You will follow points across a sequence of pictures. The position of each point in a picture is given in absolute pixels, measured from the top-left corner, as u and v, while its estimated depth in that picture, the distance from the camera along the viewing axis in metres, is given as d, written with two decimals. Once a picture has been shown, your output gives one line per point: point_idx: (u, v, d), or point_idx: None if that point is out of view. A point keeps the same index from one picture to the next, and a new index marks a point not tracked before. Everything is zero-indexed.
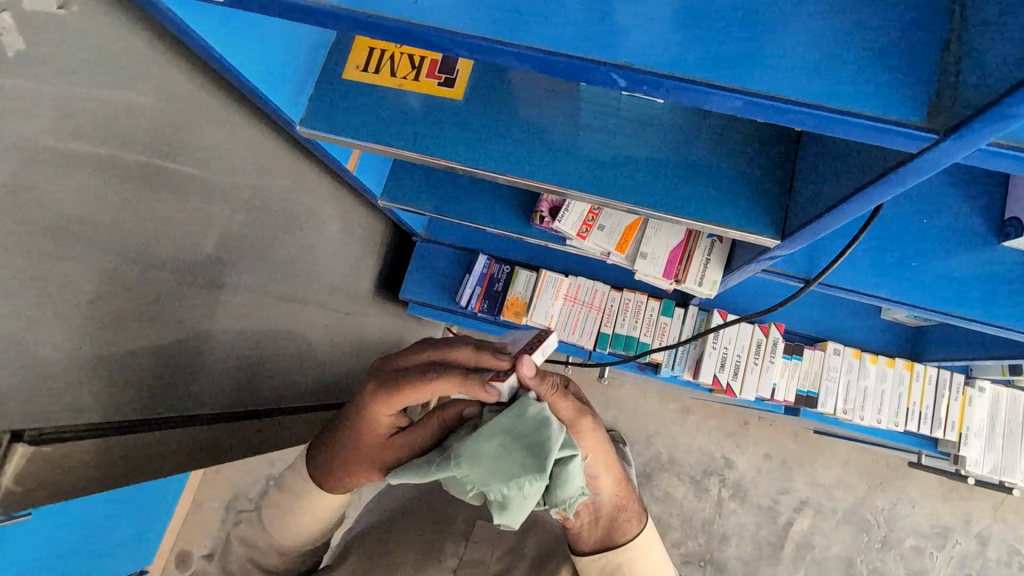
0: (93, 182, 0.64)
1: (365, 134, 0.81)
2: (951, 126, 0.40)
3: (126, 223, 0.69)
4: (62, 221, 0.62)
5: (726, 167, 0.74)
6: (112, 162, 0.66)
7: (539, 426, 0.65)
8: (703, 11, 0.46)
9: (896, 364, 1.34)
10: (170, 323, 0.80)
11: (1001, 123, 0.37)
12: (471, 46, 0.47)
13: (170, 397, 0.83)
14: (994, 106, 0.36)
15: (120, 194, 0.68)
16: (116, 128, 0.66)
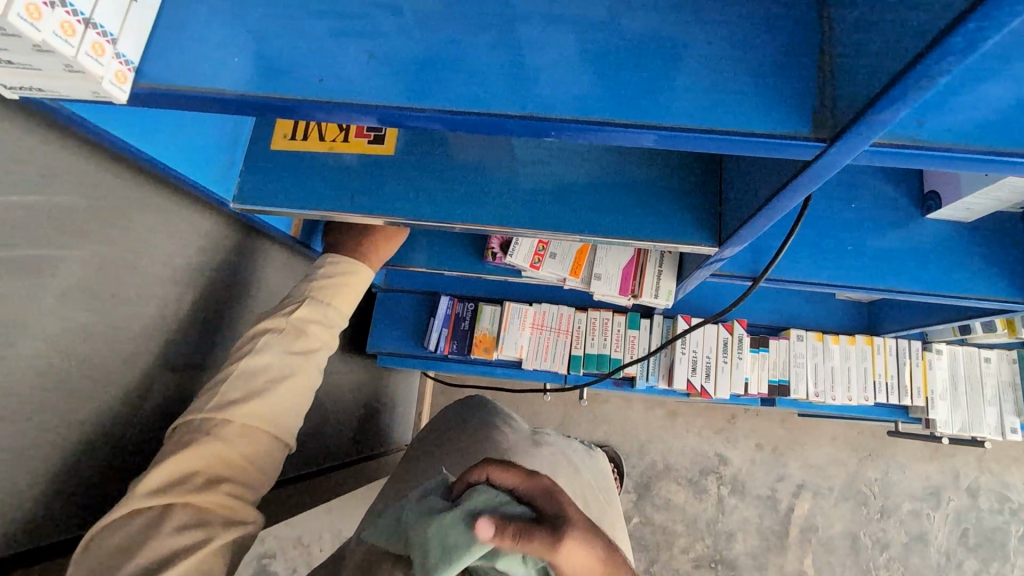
0: (24, 294, 0.62)
1: (301, 201, 0.80)
2: (833, 134, 0.43)
3: (67, 328, 0.67)
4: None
5: (656, 185, 0.77)
6: (42, 270, 0.64)
7: (442, 537, 0.50)
8: (601, 51, 0.48)
9: (857, 341, 1.38)
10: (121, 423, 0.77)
11: (875, 128, 0.39)
12: (384, 115, 0.48)
13: (128, 495, 0.80)
14: (867, 114, 0.39)
15: (54, 301, 0.66)
16: (41, 237, 0.63)
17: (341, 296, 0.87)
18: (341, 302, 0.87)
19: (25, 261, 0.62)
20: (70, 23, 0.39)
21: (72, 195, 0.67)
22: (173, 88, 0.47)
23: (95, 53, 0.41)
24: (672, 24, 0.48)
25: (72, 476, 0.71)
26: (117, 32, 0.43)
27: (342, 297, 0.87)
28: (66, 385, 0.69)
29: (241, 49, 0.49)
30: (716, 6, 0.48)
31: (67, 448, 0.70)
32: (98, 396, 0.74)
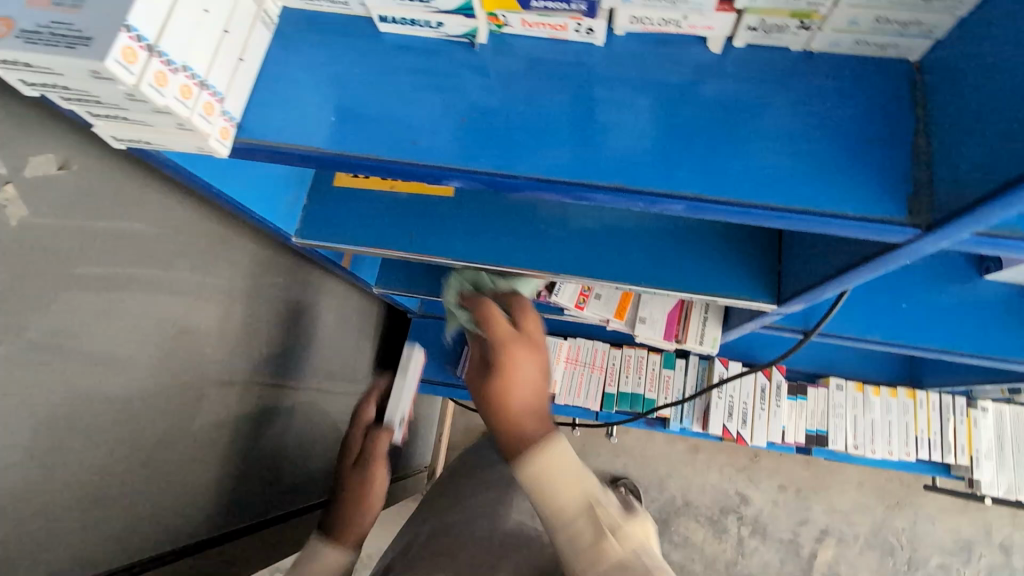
0: (100, 331, 0.63)
1: (360, 239, 0.80)
2: (931, 223, 0.42)
3: (132, 362, 0.68)
4: (66, 374, 0.59)
5: (716, 239, 0.76)
6: (116, 303, 0.64)
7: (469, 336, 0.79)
8: (691, 124, 0.48)
9: (899, 394, 1.35)
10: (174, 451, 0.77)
11: (980, 223, 0.39)
12: (474, 179, 0.49)
13: (173, 522, 0.79)
14: (972, 212, 0.38)
15: (124, 332, 0.66)
16: (119, 270, 0.64)
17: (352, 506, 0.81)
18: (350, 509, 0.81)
19: (103, 300, 0.62)
20: (188, 87, 0.39)
21: (150, 228, 0.68)
22: (268, 145, 0.48)
23: (205, 113, 0.42)
24: (763, 101, 0.48)
25: (126, 504, 0.71)
26: (224, 92, 0.44)
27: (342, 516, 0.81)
28: (128, 418, 0.69)
29: (335, 108, 0.50)
30: (809, 84, 0.48)
31: (128, 481, 0.70)
32: (154, 427, 0.74)
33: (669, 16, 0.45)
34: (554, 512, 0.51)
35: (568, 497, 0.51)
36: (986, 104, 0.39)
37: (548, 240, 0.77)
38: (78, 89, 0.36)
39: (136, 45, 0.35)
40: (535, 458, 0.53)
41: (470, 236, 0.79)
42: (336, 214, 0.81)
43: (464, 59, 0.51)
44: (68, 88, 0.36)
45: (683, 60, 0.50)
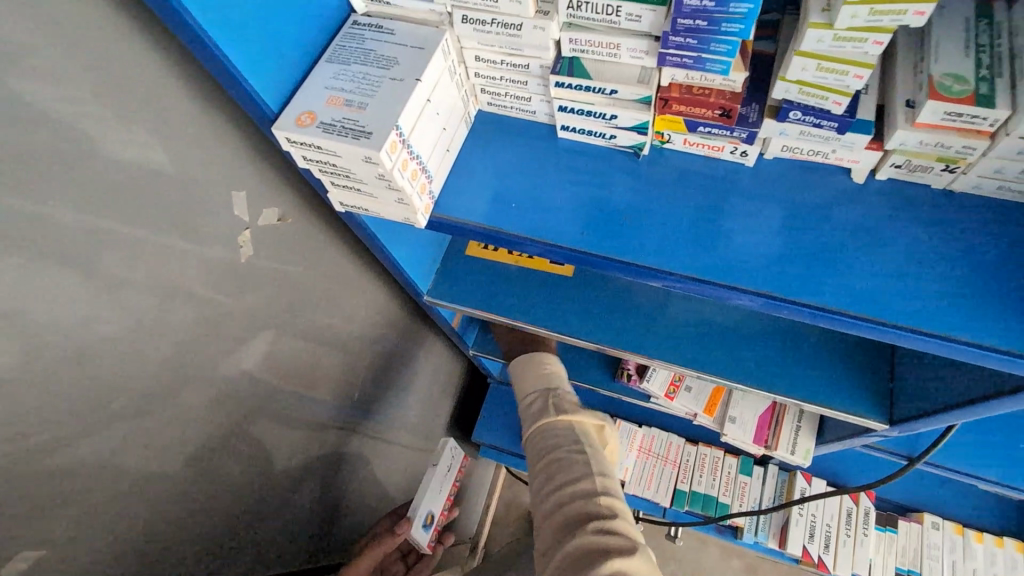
0: (260, 355, 0.72)
1: (482, 303, 0.87)
2: None
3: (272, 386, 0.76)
4: (222, 385, 0.68)
5: (827, 349, 0.78)
6: (276, 332, 0.74)
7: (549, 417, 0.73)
8: (830, 243, 0.53)
9: (1007, 545, 1.22)
10: (275, 470, 0.83)
11: None
12: (627, 268, 0.55)
13: (264, 541, 0.85)
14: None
15: (273, 357, 0.75)
16: (285, 303, 0.74)
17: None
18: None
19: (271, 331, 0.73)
20: (416, 170, 0.49)
21: (313, 274, 0.78)
22: (452, 220, 0.57)
23: (420, 190, 0.52)
24: (900, 230, 0.52)
25: (235, 514, 0.77)
26: (434, 175, 0.54)
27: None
28: (257, 434, 0.77)
29: (508, 194, 0.58)
30: (952, 217, 0.52)
31: (242, 495, 0.78)
32: (271, 448, 0.81)
33: (820, 148, 0.51)
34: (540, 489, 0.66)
35: (557, 452, 0.67)
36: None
37: (657, 329, 0.83)
38: (342, 166, 0.46)
39: (398, 139, 0.45)
40: (533, 415, 0.74)
41: (584, 314, 0.85)
42: (464, 280, 0.90)
43: (624, 165, 0.59)
44: (333, 164, 0.47)
45: (826, 185, 0.55)
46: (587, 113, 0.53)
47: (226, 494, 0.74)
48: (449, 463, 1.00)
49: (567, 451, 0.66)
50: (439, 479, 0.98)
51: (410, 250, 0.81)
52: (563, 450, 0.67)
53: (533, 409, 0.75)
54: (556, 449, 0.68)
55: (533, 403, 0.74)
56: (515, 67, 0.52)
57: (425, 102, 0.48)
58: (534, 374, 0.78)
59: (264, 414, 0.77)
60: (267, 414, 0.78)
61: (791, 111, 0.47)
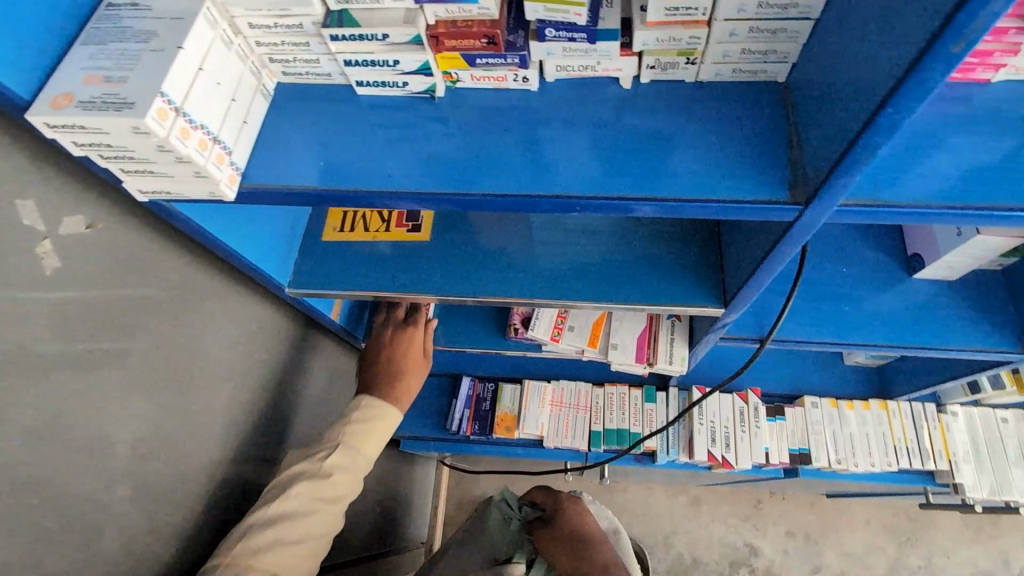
0: (106, 376, 0.68)
1: (346, 284, 0.94)
2: (807, 197, 0.53)
3: (132, 408, 0.72)
4: (62, 414, 0.63)
5: (659, 258, 0.89)
6: (120, 349, 0.70)
7: None
8: (613, 144, 0.60)
9: (871, 406, 1.40)
10: (165, 500, 0.78)
11: (838, 190, 0.49)
12: (438, 200, 0.59)
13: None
14: (828, 181, 0.48)
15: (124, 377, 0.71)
16: (123, 317, 0.70)
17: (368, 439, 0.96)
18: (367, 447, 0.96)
19: (116, 346, 0.69)
20: (204, 140, 0.49)
21: (149, 286, 0.74)
22: (275, 187, 0.59)
23: (217, 162, 0.51)
24: (668, 122, 0.60)
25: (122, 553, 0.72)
26: (232, 146, 0.54)
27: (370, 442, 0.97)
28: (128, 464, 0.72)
29: (326, 155, 0.61)
30: (707, 103, 0.60)
31: (129, 531, 0.73)
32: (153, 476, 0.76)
33: (586, 62, 0.57)
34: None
35: None
36: (826, 100, 0.50)
37: (511, 274, 0.92)
38: (118, 144, 0.46)
39: (167, 106, 0.45)
40: None
41: (444, 274, 0.94)
42: (325, 266, 0.95)
43: (431, 113, 0.63)
44: (109, 144, 0.46)
45: (604, 96, 0.62)
46: (372, 63, 0.55)
47: (104, 533, 0.69)
48: None
49: None
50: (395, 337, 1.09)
51: (256, 242, 0.81)
52: None
53: None
54: None
55: None
56: (290, 29, 0.53)
57: (197, 70, 0.48)
58: None
59: (131, 438, 0.72)
60: (135, 440, 0.73)
61: (546, 29, 0.53)
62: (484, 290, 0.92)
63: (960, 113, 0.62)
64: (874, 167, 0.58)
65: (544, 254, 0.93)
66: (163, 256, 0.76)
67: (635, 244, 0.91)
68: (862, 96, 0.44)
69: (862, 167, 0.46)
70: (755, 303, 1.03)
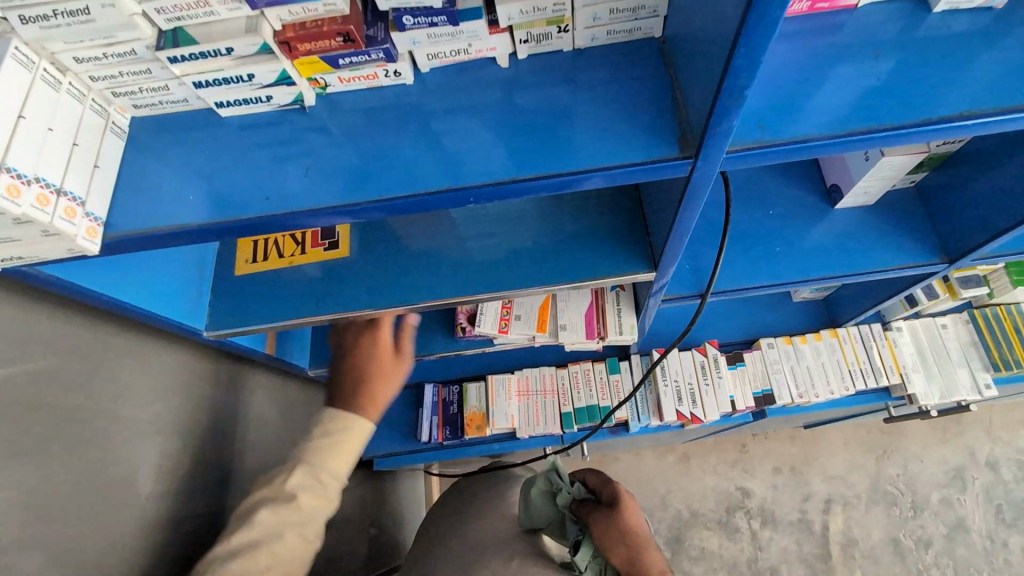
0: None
1: (271, 315, 0.89)
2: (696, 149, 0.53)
3: (34, 496, 0.67)
4: None
5: (586, 232, 0.88)
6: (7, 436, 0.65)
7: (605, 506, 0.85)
8: (505, 125, 0.58)
9: (823, 336, 1.43)
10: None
11: (720, 138, 0.49)
12: (329, 215, 0.57)
13: None
14: (707, 130, 0.48)
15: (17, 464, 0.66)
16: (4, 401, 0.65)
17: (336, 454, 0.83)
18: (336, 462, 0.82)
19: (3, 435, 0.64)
20: (44, 195, 0.44)
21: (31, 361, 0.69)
22: (153, 232, 0.55)
23: (68, 215, 0.47)
24: (557, 96, 0.59)
25: None
26: (84, 195, 0.49)
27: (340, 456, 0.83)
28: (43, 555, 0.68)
29: (206, 187, 0.58)
30: (590, 70, 0.59)
31: None
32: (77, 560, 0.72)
33: (457, 45, 0.57)
34: (585, 508, 0.88)
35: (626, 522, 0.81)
36: (694, 49, 0.50)
37: (440, 274, 0.89)
38: None
39: None
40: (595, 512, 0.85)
41: (372, 286, 0.90)
42: (244, 301, 0.91)
43: (307, 124, 0.60)
44: None
45: (484, 79, 0.61)
46: (226, 81, 0.52)
47: None
48: None
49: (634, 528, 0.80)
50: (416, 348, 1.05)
51: (147, 288, 0.79)
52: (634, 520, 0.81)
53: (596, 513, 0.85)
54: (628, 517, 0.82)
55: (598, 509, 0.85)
56: (123, 57, 0.48)
57: (16, 117, 0.43)
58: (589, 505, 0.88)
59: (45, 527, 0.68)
60: (47, 526, 0.69)
61: (403, 16, 0.50)
62: (416, 296, 0.88)
63: (834, 42, 0.63)
64: (761, 111, 0.58)
65: (468, 249, 0.91)
66: (46, 327, 0.71)
67: (561, 220, 0.89)
68: (719, 41, 0.44)
69: (734, 109, 0.46)
70: (690, 260, 1.04)
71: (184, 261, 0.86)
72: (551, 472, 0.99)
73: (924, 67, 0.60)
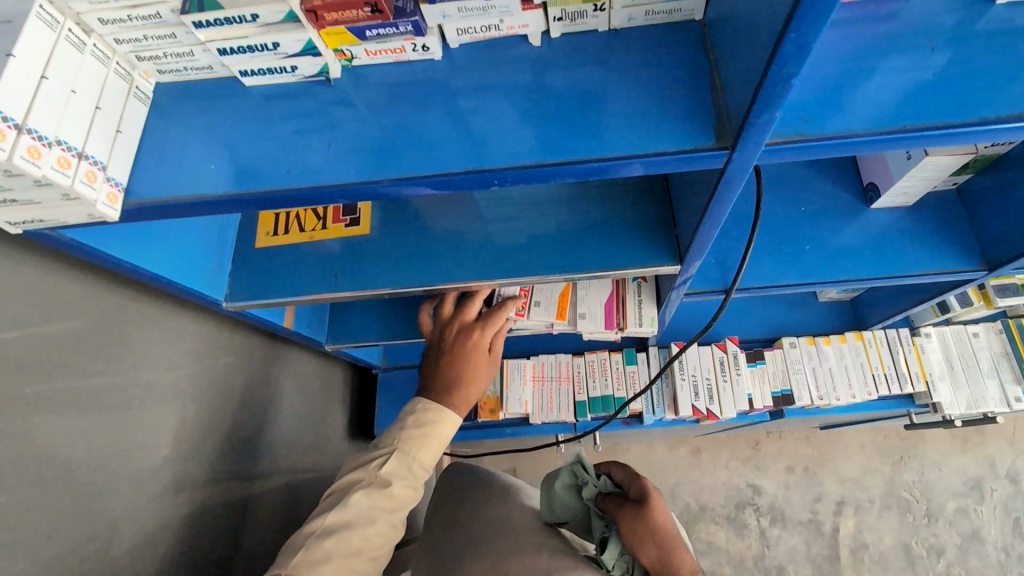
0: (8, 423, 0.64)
1: (289, 290, 0.89)
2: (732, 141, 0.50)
3: (49, 453, 0.69)
4: None
5: (611, 220, 0.86)
6: (23, 394, 0.66)
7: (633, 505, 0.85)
8: (536, 105, 0.56)
9: (848, 338, 1.39)
10: (109, 536, 0.76)
11: (761, 129, 0.47)
12: (348, 191, 0.55)
13: None
14: (746, 121, 0.46)
15: (35, 421, 0.67)
16: (23, 360, 0.66)
17: (425, 447, 0.88)
18: (425, 454, 0.88)
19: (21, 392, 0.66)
20: (64, 157, 0.44)
21: (51, 323, 0.70)
22: (174, 199, 0.54)
23: (88, 179, 0.47)
24: (591, 78, 0.57)
25: None
26: (106, 160, 0.49)
27: (427, 449, 0.88)
28: (57, 510, 0.70)
29: (227, 159, 0.57)
30: (626, 53, 0.57)
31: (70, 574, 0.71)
32: (91, 517, 0.74)
33: (488, 21, 0.55)
34: (611, 502, 0.89)
35: (656, 528, 0.81)
36: (738, 33, 0.47)
37: (459, 255, 0.88)
38: None
39: (3, 126, 0.40)
40: (619, 509, 0.86)
41: (390, 265, 0.89)
42: (262, 274, 0.91)
43: (331, 97, 0.59)
44: None
45: (513, 58, 0.59)
46: (249, 49, 0.51)
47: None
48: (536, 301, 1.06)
49: (663, 531, 0.81)
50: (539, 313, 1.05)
51: (170, 257, 0.79)
52: (663, 522, 0.82)
53: (622, 508, 0.86)
54: (657, 518, 0.83)
55: (624, 506, 0.86)
56: (148, 21, 0.48)
57: (38, 78, 0.43)
58: (613, 501, 0.89)
59: (61, 484, 0.70)
60: (62, 483, 0.70)
61: None
62: (434, 277, 0.87)
63: (885, 31, 0.59)
64: (801, 102, 0.55)
65: (490, 232, 0.89)
66: (67, 289, 0.72)
67: (586, 207, 0.87)
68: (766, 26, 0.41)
69: (778, 100, 0.43)
70: (715, 254, 1.01)
71: (206, 230, 0.87)
72: (575, 464, 0.99)
73: (981, 62, 0.56)
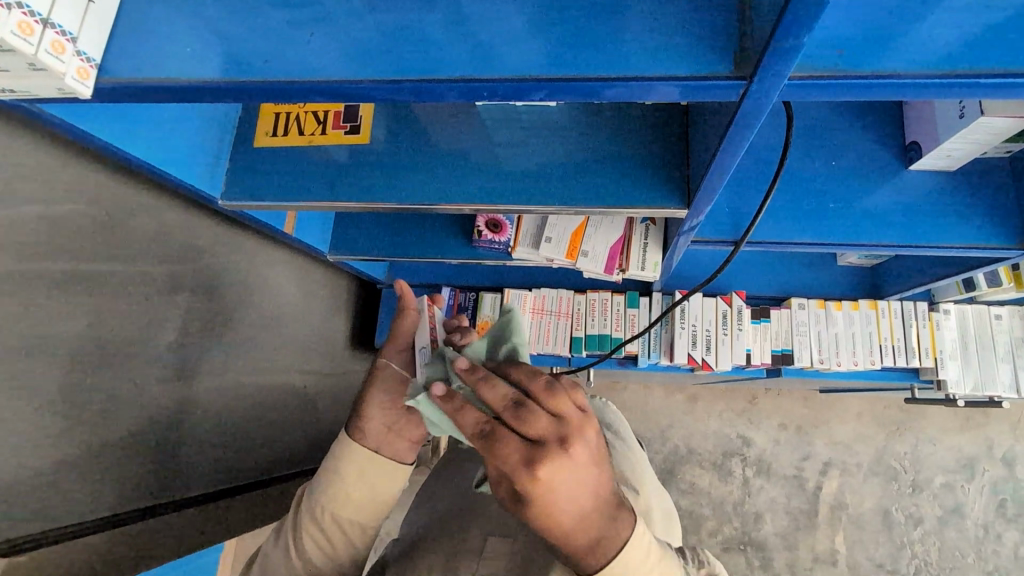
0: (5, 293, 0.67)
1: (286, 194, 0.88)
2: (752, 72, 0.47)
3: (44, 326, 0.72)
4: None
5: (623, 152, 0.81)
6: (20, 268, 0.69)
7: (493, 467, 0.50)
8: (541, 9, 0.52)
9: (860, 306, 1.35)
10: (105, 411, 0.81)
11: (786, 55, 0.43)
12: (332, 89, 0.53)
13: (126, 478, 0.85)
14: (770, 44, 0.42)
15: (30, 294, 0.70)
16: (18, 236, 0.68)
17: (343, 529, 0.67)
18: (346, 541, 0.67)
19: (13, 269, 0.68)
20: (26, 23, 0.47)
21: (45, 204, 0.71)
22: (149, 81, 0.53)
23: (55, 50, 0.48)
24: None
25: (65, 460, 0.76)
26: (77, 31, 0.50)
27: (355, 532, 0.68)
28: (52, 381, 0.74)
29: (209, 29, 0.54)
30: None
31: (66, 433, 0.76)
32: (83, 391, 0.78)
33: None
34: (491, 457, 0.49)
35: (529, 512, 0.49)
36: None
37: (460, 175, 0.85)
38: None
39: None
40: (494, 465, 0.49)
41: (389, 179, 0.86)
42: (259, 176, 0.89)
43: None
44: None
45: None
46: None
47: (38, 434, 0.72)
48: (548, 236, 1.06)
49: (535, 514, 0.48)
50: (549, 248, 1.05)
51: (167, 145, 0.80)
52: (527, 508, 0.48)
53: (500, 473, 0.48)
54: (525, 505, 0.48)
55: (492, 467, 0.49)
56: None
57: None
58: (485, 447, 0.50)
59: (52, 361, 0.74)
60: (56, 356, 0.74)
61: None
62: (433, 196, 0.85)
63: None
64: (837, 34, 0.49)
65: (495, 154, 0.85)
66: (61, 170, 0.73)
67: (602, 138, 0.82)
68: None
69: (812, 21, 0.39)
70: (729, 201, 0.96)
71: (207, 120, 0.86)
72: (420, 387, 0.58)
73: None
